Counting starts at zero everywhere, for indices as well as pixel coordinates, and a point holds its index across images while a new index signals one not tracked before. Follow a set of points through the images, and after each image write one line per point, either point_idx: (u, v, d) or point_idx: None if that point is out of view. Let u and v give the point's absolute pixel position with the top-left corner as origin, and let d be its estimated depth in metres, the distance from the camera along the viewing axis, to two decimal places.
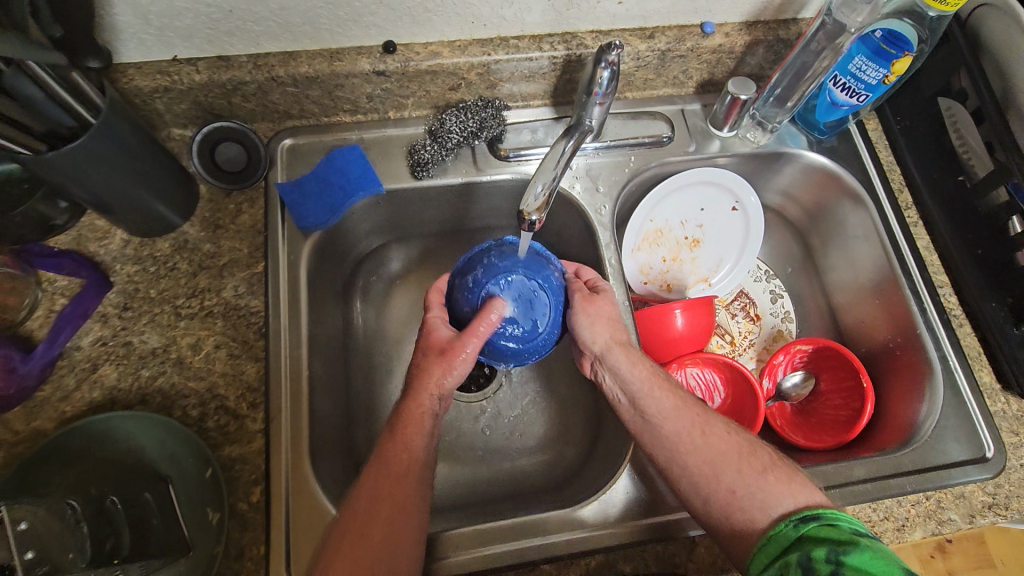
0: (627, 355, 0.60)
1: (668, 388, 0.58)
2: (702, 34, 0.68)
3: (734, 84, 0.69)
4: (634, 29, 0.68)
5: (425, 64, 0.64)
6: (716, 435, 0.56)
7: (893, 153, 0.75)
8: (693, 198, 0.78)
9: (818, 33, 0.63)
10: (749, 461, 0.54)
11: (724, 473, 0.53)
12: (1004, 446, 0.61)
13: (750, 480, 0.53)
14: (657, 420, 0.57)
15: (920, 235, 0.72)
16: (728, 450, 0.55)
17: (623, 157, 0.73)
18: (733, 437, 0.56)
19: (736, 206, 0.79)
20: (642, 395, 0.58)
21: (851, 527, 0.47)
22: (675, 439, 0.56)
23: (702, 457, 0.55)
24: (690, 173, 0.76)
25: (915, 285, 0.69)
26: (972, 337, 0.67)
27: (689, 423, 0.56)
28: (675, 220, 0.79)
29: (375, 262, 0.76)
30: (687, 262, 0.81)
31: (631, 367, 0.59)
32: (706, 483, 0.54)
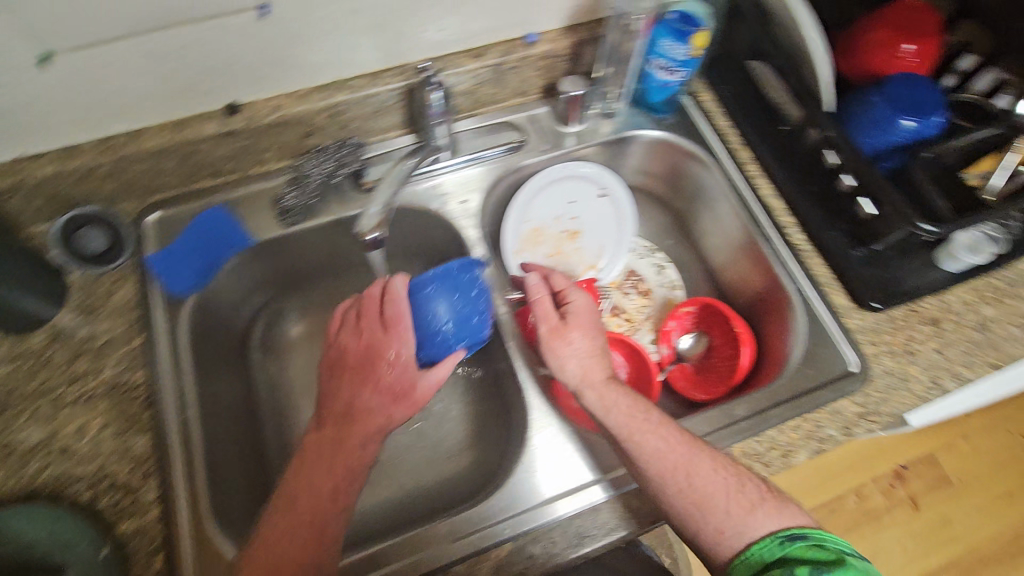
0: (606, 390, 0.62)
1: (650, 421, 0.60)
2: (527, 44, 0.74)
3: (568, 84, 0.75)
4: (465, 51, 0.73)
5: (270, 118, 0.67)
6: (702, 475, 0.56)
7: (728, 117, 0.82)
8: (560, 193, 0.83)
9: (617, 27, 0.69)
10: (736, 500, 0.54)
11: (712, 512, 0.55)
12: (864, 358, 0.67)
13: (737, 518, 0.54)
14: (642, 455, 0.58)
15: (763, 185, 0.78)
16: (715, 489, 0.55)
17: (483, 168, 0.78)
18: (721, 473, 0.56)
19: (602, 193, 0.84)
20: (627, 434, 0.59)
21: (836, 545, 0.49)
22: (660, 479, 0.57)
23: (689, 498, 0.56)
24: (551, 169, 0.81)
25: (766, 230, 0.75)
26: (823, 267, 0.73)
27: (672, 463, 0.57)
28: (549, 217, 0.84)
29: (270, 314, 0.78)
30: (572, 254, 0.86)
31: (612, 406, 0.61)
32: (692, 519, 0.55)
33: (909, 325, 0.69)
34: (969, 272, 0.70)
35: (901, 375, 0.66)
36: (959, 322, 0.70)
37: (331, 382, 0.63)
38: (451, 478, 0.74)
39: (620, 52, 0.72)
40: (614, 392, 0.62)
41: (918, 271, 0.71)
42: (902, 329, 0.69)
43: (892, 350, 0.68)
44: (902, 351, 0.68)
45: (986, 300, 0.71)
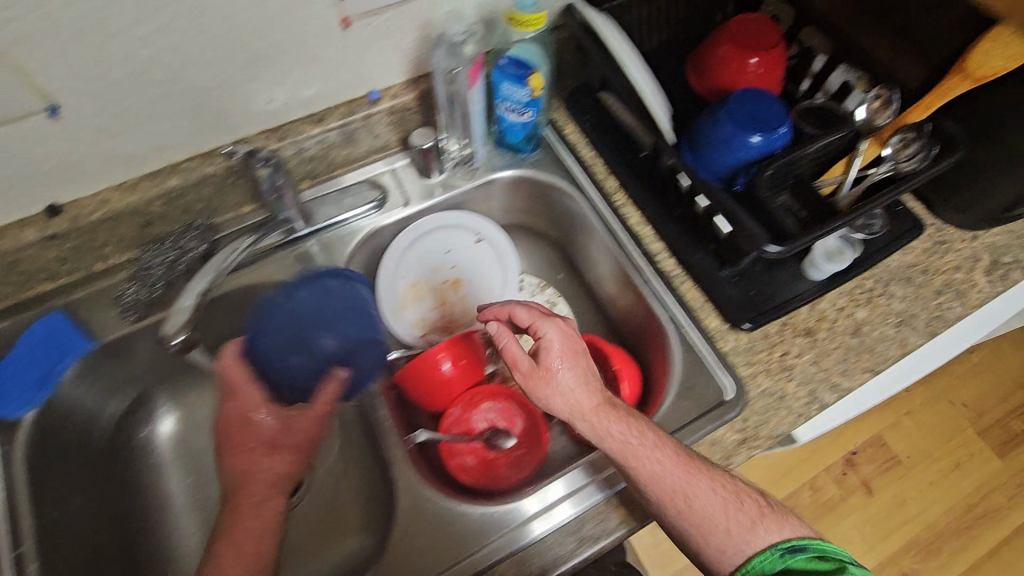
0: (601, 419, 0.61)
1: (648, 447, 0.59)
2: (371, 102, 0.72)
3: (417, 137, 0.72)
4: (305, 117, 0.70)
5: (97, 215, 0.64)
6: (700, 497, 0.58)
7: (592, 147, 0.81)
8: (435, 244, 0.81)
9: (443, 79, 0.67)
10: (738, 519, 0.57)
11: (711, 530, 0.57)
12: (742, 384, 0.66)
13: (739, 535, 0.56)
14: (643, 478, 0.59)
15: (631, 212, 0.77)
16: (717, 508, 0.58)
17: (339, 233, 0.76)
18: (719, 493, 0.58)
19: (479, 238, 0.82)
20: (629, 459, 0.60)
21: (836, 554, 0.54)
22: (661, 501, 0.59)
23: (691, 519, 0.58)
24: (418, 223, 0.79)
25: (636, 260, 0.75)
26: (695, 290, 0.72)
27: (671, 489, 0.58)
28: (426, 269, 0.81)
29: (139, 412, 0.74)
30: (457, 303, 0.82)
31: (606, 437, 0.60)
32: (694, 537, 0.58)
33: (784, 340, 0.69)
34: (836, 279, 0.71)
35: (778, 394, 0.66)
36: (834, 330, 0.70)
37: (226, 463, 0.62)
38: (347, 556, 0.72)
39: (456, 102, 0.70)
40: (606, 415, 0.62)
41: (787, 283, 0.71)
42: (777, 345, 0.69)
43: (769, 369, 0.67)
44: (778, 368, 0.67)
45: (857, 303, 0.72)
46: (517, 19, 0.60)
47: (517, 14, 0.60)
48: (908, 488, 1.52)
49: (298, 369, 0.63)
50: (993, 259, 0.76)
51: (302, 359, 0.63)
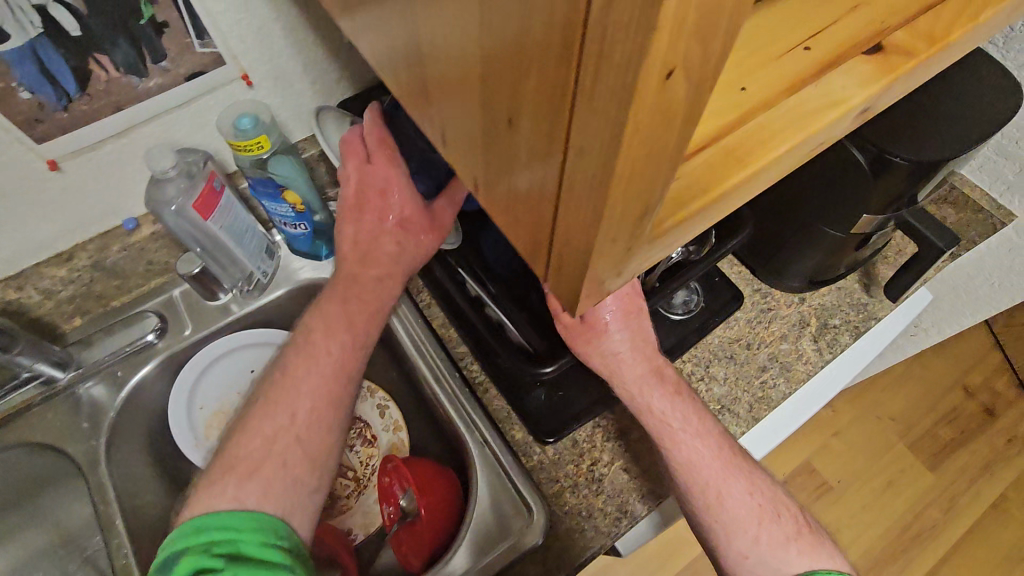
0: (645, 392, 0.55)
1: (689, 432, 0.56)
2: (126, 232, 0.67)
3: (181, 263, 0.65)
4: (50, 257, 0.64)
5: None
6: (734, 497, 0.55)
7: None
8: (236, 364, 0.74)
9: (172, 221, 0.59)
10: (770, 530, 0.55)
11: (735, 533, 0.55)
12: (545, 500, 0.61)
13: (767, 548, 0.54)
14: (674, 462, 0.56)
15: (435, 313, 0.72)
16: (746, 513, 0.55)
17: (110, 373, 0.69)
18: (753, 500, 0.56)
19: None
20: (667, 442, 0.56)
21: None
22: (692, 490, 0.56)
23: (722, 517, 0.55)
24: (209, 348, 0.72)
25: (436, 369, 0.70)
26: (499, 398, 0.66)
27: (707, 481, 0.55)
28: (226, 393, 0.74)
29: None
30: None
31: (650, 413, 0.56)
32: (721, 535, 0.56)
33: (594, 447, 0.63)
34: None
35: (585, 512, 0.61)
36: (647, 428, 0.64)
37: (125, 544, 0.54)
38: None
39: (198, 237, 0.62)
40: (655, 386, 0.56)
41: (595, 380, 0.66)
42: (588, 452, 0.63)
43: (575, 484, 0.62)
44: (586, 481, 0.62)
45: None
46: (243, 142, 0.56)
47: (240, 138, 0.56)
48: (841, 516, 1.47)
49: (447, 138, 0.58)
50: (821, 322, 0.71)
51: None
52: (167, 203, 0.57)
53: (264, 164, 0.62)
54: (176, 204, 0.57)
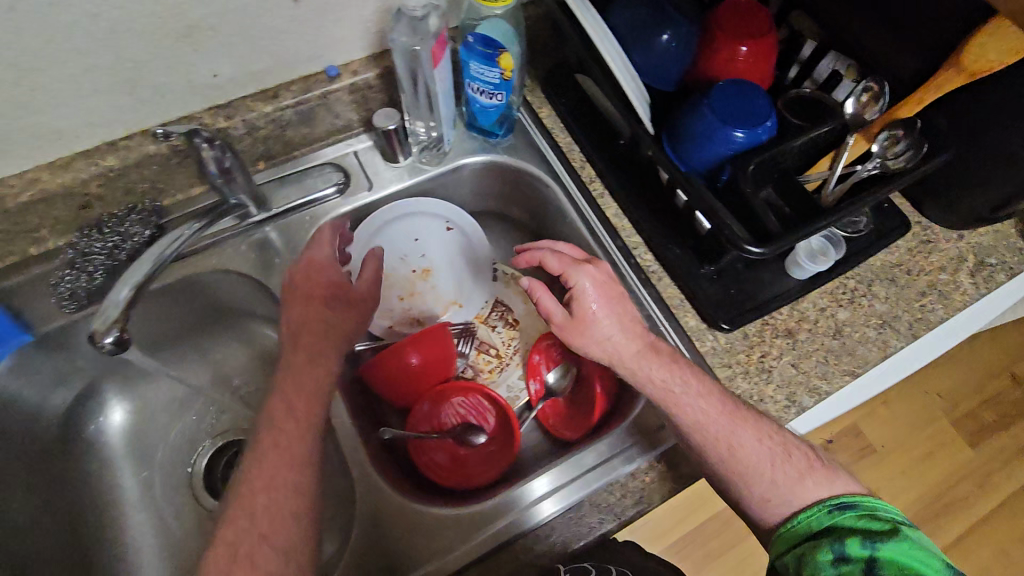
0: (639, 364, 0.62)
1: (690, 394, 0.60)
2: (328, 79, 0.67)
3: (381, 116, 0.67)
4: (256, 94, 0.65)
5: (27, 197, 0.59)
6: (744, 447, 0.58)
7: (569, 133, 0.77)
8: (404, 228, 0.78)
9: (404, 65, 0.61)
10: (785, 470, 0.56)
11: (755, 482, 0.57)
12: (717, 388, 0.65)
13: (785, 484, 0.56)
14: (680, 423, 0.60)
15: (608, 203, 0.73)
16: (760, 457, 0.57)
17: (296, 218, 0.71)
18: (766, 445, 0.58)
19: (449, 225, 0.79)
20: (664, 402, 0.61)
21: (888, 514, 0.51)
22: (700, 444, 0.59)
23: (735, 470, 0.58)
24: (400, 202, 0.76)
25: (611, 255, 0.71)
26: (673, 288, 0.69)
27: (710, 435, 0.58)
28: (394, 258, 0.78)
29: (88, 404, 0.71)
30: (427, 293, 0.79)
31: (646, 381, 0.61)
32: (744, 486, 0.58)
33: (763, 341, 0.67)
34: (820, 277, 0.68)
35: (755, 397, 0.64)
36: (814, 331, 0.68)
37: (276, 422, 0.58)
38: None
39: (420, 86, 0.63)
40: (647, 355, 0.62)
41: (768, 282, 0.68)
42: (757, 346, 0.66)
43: (746, 371, 0.65)
44: (756, 371, 0.65)
45: (839, 304, 0.69)
46: None
47: None
48: (879, 476, 1.53)
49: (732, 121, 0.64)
50: (979, 259, 0.74)
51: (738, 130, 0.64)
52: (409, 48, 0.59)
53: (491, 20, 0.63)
54: (416, 49, 0.59)
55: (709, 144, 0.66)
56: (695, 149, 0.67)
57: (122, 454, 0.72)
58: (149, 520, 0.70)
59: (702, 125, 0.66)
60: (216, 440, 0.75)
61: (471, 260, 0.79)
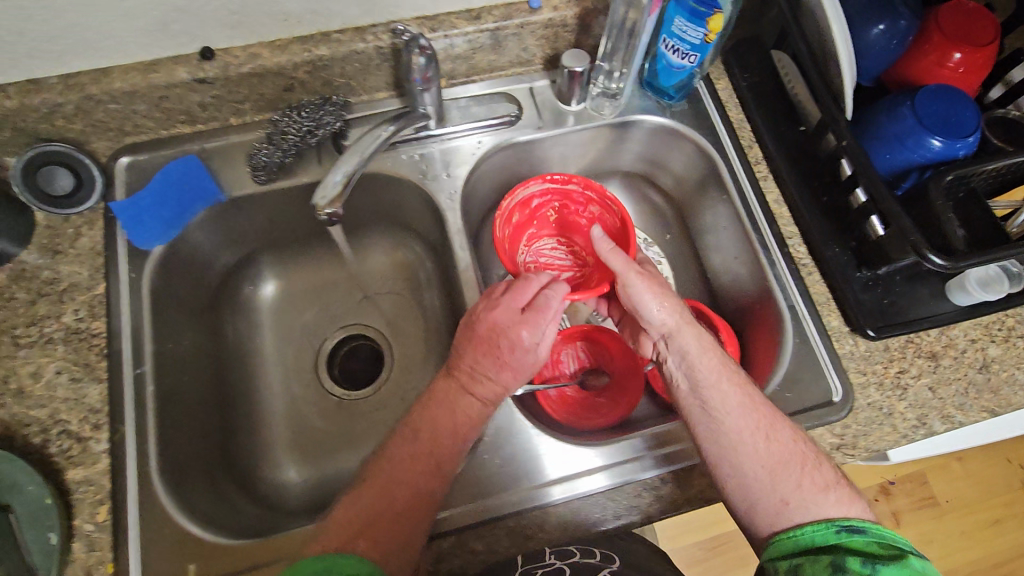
0: (695, 353, 0.60)
1: (736, 385, 0.58)
2: (530, 10, 0.68)
3: (569, 58, 0.69)
4: (460, 12, 0.67)
5: (246, 68, 0.63)
6: (779, 441, 0.56)
7: (743, 109, 0.76)
8: None
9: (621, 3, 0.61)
10: (812, 477, 0.54)
11: (783, 482, 0.54)
12: (850, 390, 0.63)
13: (805, 493, 0.53)
14: (720, 411, 0.57)
15: (770, 188, 0.72)
16: (787, 456, 0.55)
17: (469, 142, 0.74)
18: (798, 447, 0.55)
19: None
20: (707, 385, 0.59)
21: (895, 543, 0.48)
22: (736, 433, 0.56)
23: (760, 462, 0.55)
24: None
25: (764, 238, 0.70)
26: (821, 284, 0.68)
27: (755, 424, 0.56)
28: None
29: (245, 271, 0.77)
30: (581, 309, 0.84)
31: (694, 368, 0.59)
32: (761, 489, 0.54)
33: (904, 357, 0.65)
34: (981, 308, 0.65)
35: (884, 410, 0.63)
36: (959, 359, 0.65)
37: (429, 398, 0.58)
38: None
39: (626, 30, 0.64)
40: (704, 345, 0.61)
41: (921, 300, 0.66)
42: (897, 360, 0.65)
43: (880, 383, 0.64)
44: (891, 385, 0.64)
45: (993, 339, 0.66)
46: None
47: None
48: (937, 530, 1.43)
49: (933, 126, 0.62)
50: None
51: (940, 137, 0.62)
52: None
53: None
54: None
55: (903, 148, 0.64)
56: (886, 153, 0.66)
57: (264, 322, 0.78)
58: (278, 387, 0.76)
59: (898, 127, 0.64)
60: (343, 330, 0.80)
61: None
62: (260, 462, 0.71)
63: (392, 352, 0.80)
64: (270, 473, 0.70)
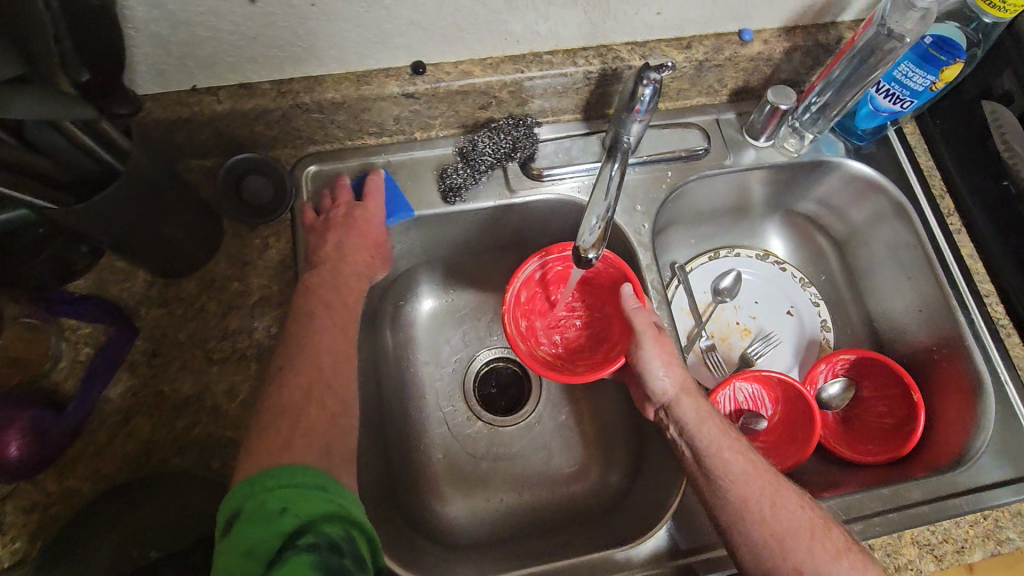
0: (695, 415, 0.56)
1: (737, 451, 0.54)
2: (740, 42, 0.65)
3: (774, 94, 0.66)
4: (671, 39, 0.64)
5: (455, 84, 0.61)
6: (787, 506, 0.51)
7: (932, 157, 0.73)
8: (749, 287, 0.81)
9: (867, 45, 0.59)
10: (822, 544, 0.49)
11: (793, 550, 0.50)
12: None
13: (819, 561, 0.49)
14: (724, 482, 0.52)
15: (963, 242, 0.70)
16: (799, 524, 0.50)
17: (659, 172, 0.70)
18: (806, 513, 0.51)
19: (791, 309, 0.80)
20: (711, 455, 0.54)
21: None
22: (742, 504, 0.51)
23: (768, 529, 0.50)
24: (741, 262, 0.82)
25: (961, 296, 0.68)
26: (1020, 348, 0.66)
27: (760, 490, 0.52)
28: (729, 302, 0.80)
29: (404, 287, 0.74)
30: (736, 347, 0.79)
31: (698, 430, 0.55)
32: (773, 557, 0.50)
33: None
34: None
35: None
36: None
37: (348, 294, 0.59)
38: (567, 497, 0.70)
39: (854, 74, 0.62)
40: (706, 411, 0.56)
41: None
42: None
43: None
44: None
45: None
46: None
47: None
48: None
49: None
50: None
51: None
52: (891, 37, 0.57)
53: (958, 20, 0.61)
54: (906, 41, 0.57)
55: None
56: None
57: (420, 340, 0.75)
58: (434, 410, 0.73)
59: None
60: (491, 351, 0.78)
61: (795, 350, 0.78)
62: (421, 488, 0.69)
63: (545, 380, 0.77)
64: (433, 501, 0.68)
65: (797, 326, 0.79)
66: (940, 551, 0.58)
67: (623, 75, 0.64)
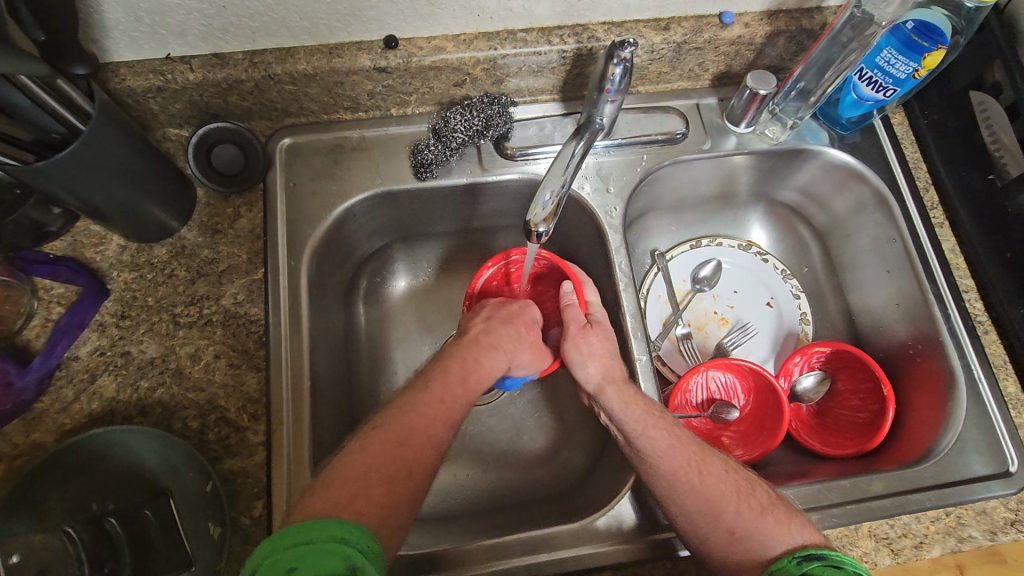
0: (621, 398, 0.56)
1: (664, 427, 0.54)
2: (720, 25, 0.64)
3: (753, 78, 0.65)
4: (648, 20, 0.64)
5: (427, 60, 0.61)
6: (715, 474, 0.51)
7: (919, 150, 0.72)
8: (728, 277, 0.80)
9: (845, 26, 0.58)
10: (746, 502, 0.49)
11: (725, 513, 0.49)
12: None
13: (745, 519, 0.49)
14: (653, 458, 0.52)
15: (946, 236, 0.69)
16: (727, 486, 0.50)
17: (635, 156, 0.70)
18: (732, 475, 0.51)
19: (771, 301, 0.79)
20: (638, 435, 0.54)
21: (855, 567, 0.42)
22: (671, 477, 0.51)
23: (699, 495, 0.50)
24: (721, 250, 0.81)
25: (939, 291, 0.67)
26: (997, 345, 0.65)
27: (687, 461, 0.52)
28: (707, 292, 0.79)
29: (378, 263, 0.75)
30: (712, 337, 0.78)
31: (624, 412, 0.55)
32: (705, 523, 0.49)
33: None
34: None
35: None
36: None
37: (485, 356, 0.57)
38: (530, 478, 0.70)
39: (834, 57, 0.61)
40: (634, 395, 0.56)
41: None
42: None
43: None
44: None
45: None
46: None
47: None
48: None
49: None
50: None
51: None
52: (871, 21, 0.57)
53: (940, 6, 0.59)
54: (884, 25, 0.57)
55: None
56: None
57: (393, 316, 0.75)
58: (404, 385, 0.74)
59: None
60: None
61: (772, 342, 0.77)
62: None
63: None
64: None
65: (775, 316, 0.78)
66: (898, 545, 0.57)
67: (598, 55, 0.63)
